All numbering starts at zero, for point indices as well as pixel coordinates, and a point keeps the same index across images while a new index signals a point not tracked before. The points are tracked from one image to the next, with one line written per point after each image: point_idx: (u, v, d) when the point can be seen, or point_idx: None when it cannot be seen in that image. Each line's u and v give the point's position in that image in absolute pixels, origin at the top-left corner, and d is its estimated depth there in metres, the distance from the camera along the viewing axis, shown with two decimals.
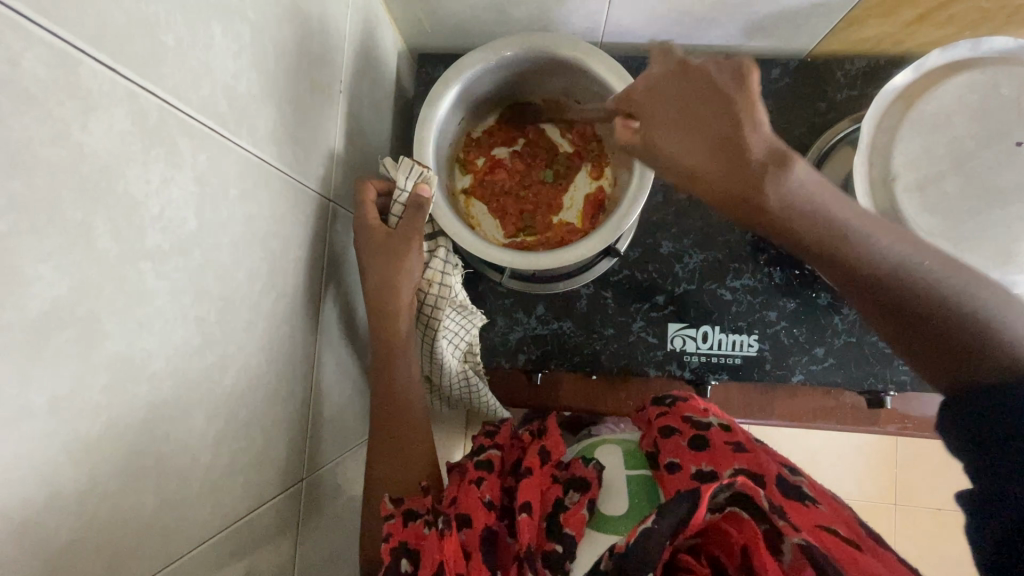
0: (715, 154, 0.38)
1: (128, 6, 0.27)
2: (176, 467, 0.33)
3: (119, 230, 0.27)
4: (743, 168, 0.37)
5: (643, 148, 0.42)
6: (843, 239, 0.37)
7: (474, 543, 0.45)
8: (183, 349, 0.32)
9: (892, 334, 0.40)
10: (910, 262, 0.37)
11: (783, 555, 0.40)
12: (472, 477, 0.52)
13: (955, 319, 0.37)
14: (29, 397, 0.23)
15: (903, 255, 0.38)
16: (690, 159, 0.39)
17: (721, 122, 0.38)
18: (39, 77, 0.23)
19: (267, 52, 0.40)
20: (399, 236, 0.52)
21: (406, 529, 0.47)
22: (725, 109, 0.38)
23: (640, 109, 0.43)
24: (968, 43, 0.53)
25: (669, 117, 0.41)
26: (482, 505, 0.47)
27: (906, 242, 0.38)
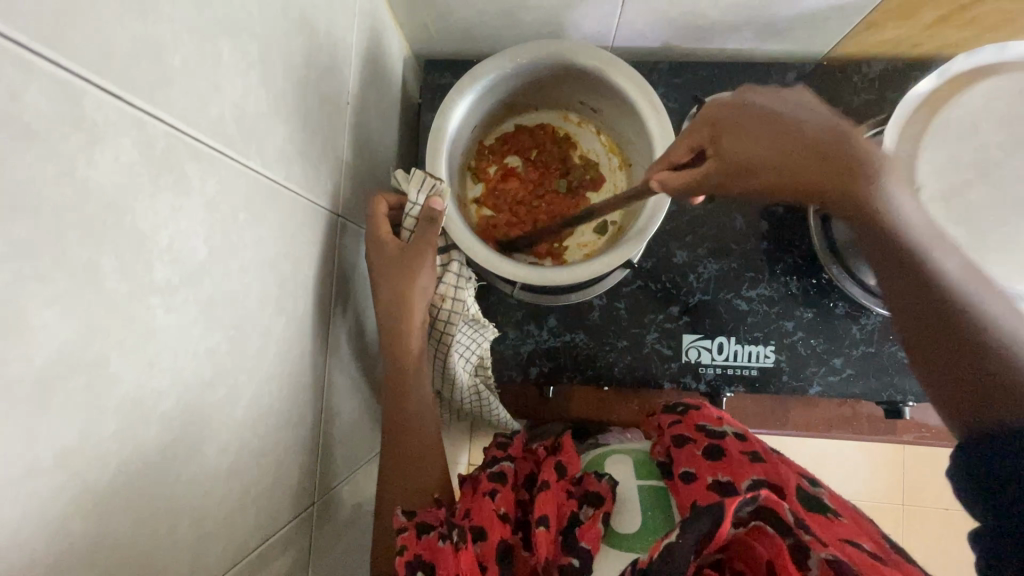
0: (830, 147, 0.43)
1: (133, 27, 0.25)
2: (188, 506, 0.31)
3: (128, 267, 0.26)
4: (853, 162, 0.43)
5: (756, 142, 0.44)
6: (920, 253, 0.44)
7: (491, 557, 0.43)
8: (194, 382, 0.31)
9: (933, 370, 0.43)
10: (979, 306, 0.41)
11: (810, 569, 0.39)
12: (485, 489, 0.50)
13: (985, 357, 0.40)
14: (36, 453, 0.22)
15: (965, 287, 0.42)
16: (823, 145, 0.43)
17: (825, 117, 0.44)
18: (42, 111, 0.21)
19: (276, 68, 0.38)
20: (410, 251, 0.50)
21: (420, 542, 0.45)
22: (826, 119, 0.44)
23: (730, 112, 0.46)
24: (992, 48, 0.51)
25: (780, 119, 0.44)
26: (497, 518, 0.46)
27: (976, 281, 0.43)
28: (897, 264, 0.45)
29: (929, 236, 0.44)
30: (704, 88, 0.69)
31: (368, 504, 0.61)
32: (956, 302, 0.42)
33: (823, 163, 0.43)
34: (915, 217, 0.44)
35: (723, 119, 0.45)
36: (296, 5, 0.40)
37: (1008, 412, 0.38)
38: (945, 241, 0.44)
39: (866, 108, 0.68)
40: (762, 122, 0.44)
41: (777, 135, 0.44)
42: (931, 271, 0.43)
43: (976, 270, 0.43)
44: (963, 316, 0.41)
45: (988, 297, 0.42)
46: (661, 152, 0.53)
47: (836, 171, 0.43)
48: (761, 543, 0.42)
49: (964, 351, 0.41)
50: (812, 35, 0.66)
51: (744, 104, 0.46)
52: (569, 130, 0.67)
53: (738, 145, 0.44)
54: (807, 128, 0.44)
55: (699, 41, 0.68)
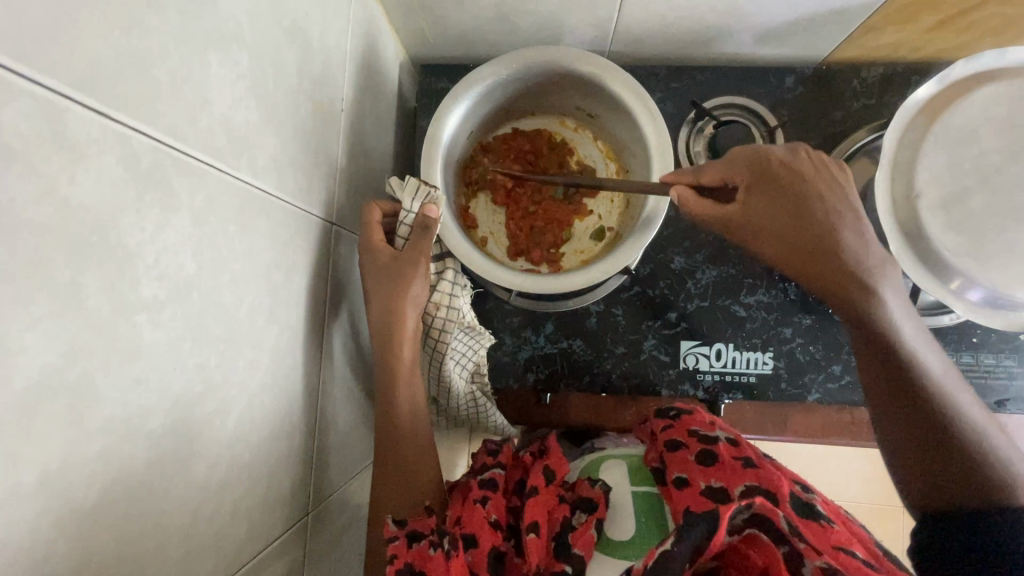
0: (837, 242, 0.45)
1: (118, 42, 0.25)
2: (176, 523, 0.31)
3: (112, 285, 0.25)
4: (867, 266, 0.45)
5: (778, 206, 0.46)
6: (905, 350, 0.45)
7: (482, 563, 0.43)
8: (182, 398, 0.31)
9: (905, 456, 0.45)
10: (955, 400, 0.44)
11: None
12: (477, 495, 0.50)
13: (962, 451, 0.43)
14: (18, 476, 0.22)
15: (945, 383, 0.45)
16: (834, 227, 0.45)
17: (846, 203, 0.47)
18: (22, 131, 0.21)
19: (267, 78, 0.38)
20: (402, 262, 0.50)
21: (411, 550, 0.45)
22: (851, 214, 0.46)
23: (768, 179, 0.47)
24: (992, 53, 0.51)
25: (811, 188, 0.46)
26: (488, 525, 0.45)
27: (949, 374, 0.46)
28: (881, 357, 0.46)
29: (919, 338, 0.46)
30: (702, 92, 0.69)
31: (364, 511, 0.61)
32: (935, 403, 0.44)
33: (824, 243, 0.45)
34: (904, 316, 0.46)
35: (763, 170, 0.47)
36: (287, 14, 0.40)
37: (980, 500, 0.41)
38: (925, 337, 0.47)
39: (865, 112, 0.68)
40: (793, 185, 0.47)
41: (798, 205, 0.46)
42: (913, 363, 0.45)
43: (946, 363, 0.46)
44: (940, 415, 0.44)
45: (962, 399, 0.45)
46: (659, 160, 0.53)
47: (835, 254, 0.45)
48: (755, 552, 0.42)
49: (936, 447, 0.43)
50: (811, 40, 0.65)
51: (790, 173, 0.47)
52: (566, 136, 0.67)
53: (762, 203, 0.47)
54: (828, 207, 0.46)
55: (697, 45, 0.67)
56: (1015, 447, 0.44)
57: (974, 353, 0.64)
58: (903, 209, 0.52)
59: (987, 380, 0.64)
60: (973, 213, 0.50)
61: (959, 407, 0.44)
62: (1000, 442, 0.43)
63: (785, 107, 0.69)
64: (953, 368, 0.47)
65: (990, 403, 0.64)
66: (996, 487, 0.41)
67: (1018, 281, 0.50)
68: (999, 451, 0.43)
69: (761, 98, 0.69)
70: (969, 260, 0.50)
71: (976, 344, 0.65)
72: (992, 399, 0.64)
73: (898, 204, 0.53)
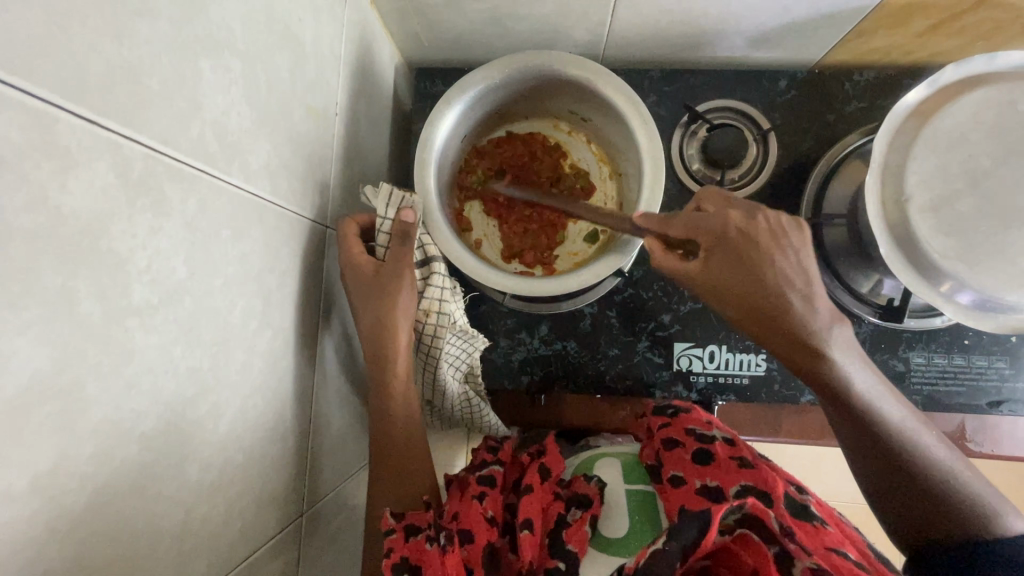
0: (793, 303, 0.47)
1: (109, 52, 0.25)
2: (169, 524, 0.31)
3: (104, 291, 0.26)
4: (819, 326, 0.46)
5: (735, 270, 0.47)
6: (860, 397, 0.46)
7: (476, 559, 0.44)
8: (175, 401, 0.31)
9: (881, 494, 0.46)
10: (914, 436, 0.46)
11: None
12: (473, 491, 0.50)
13: (931, 485, 0.44)
14: (10, 480, 0.22)
15: (903, 422, 0.46)
16: (789, 291, 0.47)
17: (800, 266, 0.48)
18: (13, 141, 0.21)
19: (260, 84, 0.38)
20: (389, 270, 0.50)
21: (408, 543, 0.45)
22: (805, 275, 0.47)
23: (726, 242, 0.47)
24: (982, 58, 0.51)
25: (767, 251, 0.47)
26: (484, 521, 0.46)
27: (905, 412, 0.47)
28: (838, 406, 0.47)
29: (870, 383, 0.47)
30: (696, 95, 0.70)
31: (358, 513, 0.62)
32: (897, 444, 0.45)
33: (779, 307, 0.47)
34: (856, 369, 0.47)
35: (724, 234, 0.47)
36: (279, 20, 0.40)
37: (956, 530, 0.42)
38: (880, 383, 0.48)
39: (858, 116, 0.68)
40: (749, 248, 0.47)
41: (754, 270, 0.47)
42: (870, 409, 0.46)
43: (902, 402, 0.48)
44: (903, 454, 0.45)
45: (925, 437, 0.46)
46: (651, 162, 0.53)
47: (788, 317, 0.46)
48: (747, 552, 0.42)
49: (906, 484, 0.45)
50: (804, 44, 0.66)
51: (746, 237, 0.47)
52: (560, 139, 0.67)
53: (720, 266, 0.47)
54: (783, 271, 0.47)
55: (691, 49, 0.68)
56: (982, 476, 0.45)
57: (966, 355, 0.65)
58: (893, 212, 0.53)
59: (978, 381, 0.64)
60: (962, 217, 0.51)
61: (924, 448, 0.45)
62: (967, 475, 0.44)
63: (778, 111, 0.69)
64: (911, 407, 0.48)
65: (982, 404, 0.64)
66: (971, 517, 0.42)
67: (1009, 284, 0.50)
68: (967, 485, 0.44)
69: (754, 101, 0.69)
70: (957, 264, 0.50)
71: (967, 346, 0.65)
72: (983, 400, 0.64)
73: (888, 207, 0.53)
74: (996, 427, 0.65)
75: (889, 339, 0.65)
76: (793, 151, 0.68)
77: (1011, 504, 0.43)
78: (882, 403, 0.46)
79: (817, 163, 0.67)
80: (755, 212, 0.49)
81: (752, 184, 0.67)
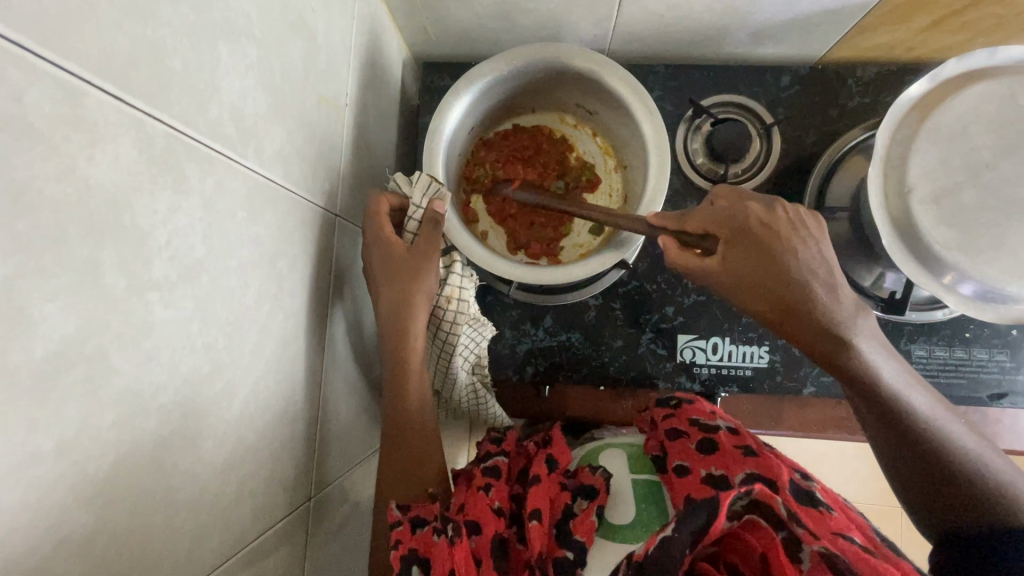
0: (820, 295, 0.46)
1: (133, 30, 0.26)
2: (185, 498, 0.32)
3: (126, 263, 0.26)
4: (847, 320, 0.45)
5: (758, 262, 0.47)
6: (890, 393, 0.45)
7: (485, 549, 0.44)
8: (191, 377, 0.32)
9: (912, 484, 0.47)
10: (943, 428, 0.46)
11: (802, 562, 0.40)
12: (479, 483, 0.50)
13: (962, 476, 0.44)
14: (37, 443, 0.23)
15: (933, 415, 0.46)
16: (813, 281, 0.46)
17: (822, 257, 0.47)
18: (45, 112, 0.22)
19: (274, 71, 0.39)
20: (419, 252, 0.52)
21: (414, 536, 0.46)
22: (829, 266, 0.46)
23: (749, 237, 0.47)
24: (985, 51, 0.51)
25: (788, 242, 0.47)
26: (492, 512, 0.46)
27: (933, 403, 0.47)
28: (869, 401, 0.46)
29: (899, 376, 0.46)
30: (700, 90, 0.70)
31: (365, 501, 0.62)
32: (927, 437, 0.45)
33: (806, 298, 0.45)
34: (885, 362, 0.46)
35: (744, 227, 0.48)
36: (294, 9, 0.41)
37: (989, 518, 0.43)
38: (905, 372, 0.47)
39: (860, 111, 0.69)
40: (770, 240, 0.47)
41: (777, 261, 0.46)
42: (899, 404, 0.45)
43: (929, 394, 0.47)
44: (935, 447, 0.45)
45: (952, 425, 0.46)
46: (656, 153, 0.54)
47: (815, 307, 0.45)
48: (754, 536, 0.43)
49: (937, 475, 0.45)
50: (807, 39, 0.67)
51: (769, 227, 0.47)
52: (566, 132, 0.68)
53: (742, 259, 0.47)
54: (807, 261, 0.46)
55: (696, 44, 0.69)
56: (1006, 457, 0.46)
57: (967, 348, 0.65)
58: (895, 204, 0.54)
59: (979, 374, 0.65)
60: (963, 209, 0.51)
61: (952, 435, 0.45)
62: (994, 460, 0.45)
63: (781, 106, 0.70)
64: (933, 393, 0.48)
65: (983, 397, 0.65)
66: (1003, 506, 0.43)
67: (1010, 275, 0.50)
68: (998, 474, 0.44)
69: (758, 97, 0.70)
70: (959, 255, 0.51)
71: (968, 339, 0.65)
72: (985, 392, 0.65)
73: (891, 198, 0.54)
74: (998, 419, 0.65)
75: (890, 331, 0.66)
76: (796, 146, 0.69)
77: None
78: (911, 397, 0.46)
79: (820, 157, 0.68)
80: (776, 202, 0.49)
81: (755, 177, 0.68)
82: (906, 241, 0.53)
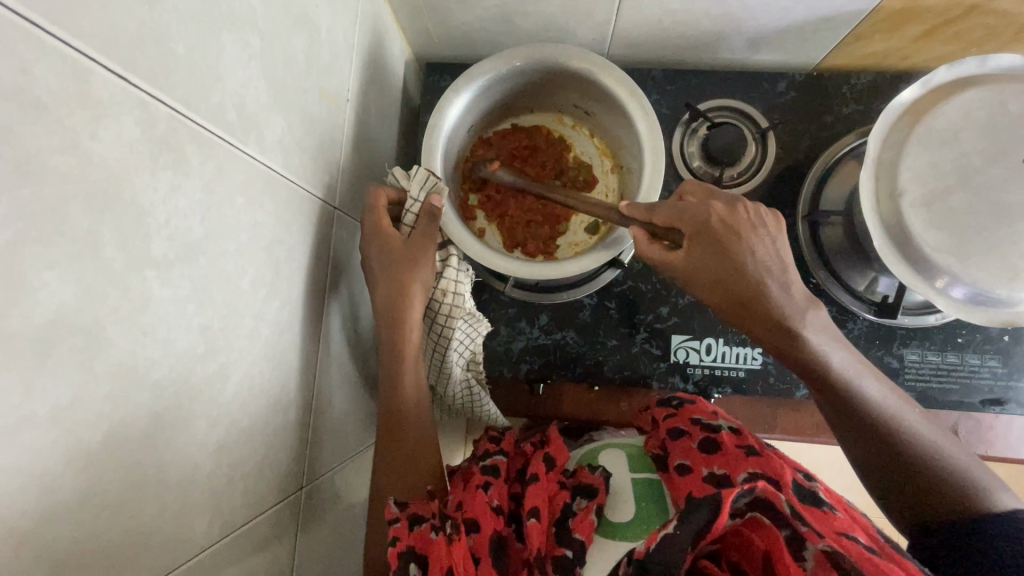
0: (773, 291, 0.47)
1: (139, 13, 0.27)
2: (175, 476, 0.32)
3: (126, 238, 0.27)
4: (796, 313, 0.47)
5: (715, 257, 0.48)
6: (843, 381, 0.47)
7: (483, 548, 0.43)
8: (186, 356, 0.32)
9: (876, 477, 0.47)
10: (899, 418, 0.47)
11: (806, 561, 0.37)
12: (478, 481, 0.51)
13: (923, 466, 0.45)
14: (32, 407, 0.23)
15: (887, 405, 0.47)
16: (768, 278, 0.48)
17: (778, 254, 0.49)
18: (51, 87, 0.23)
19: (276, 63, 0.40)
20: (416, 246, 0.52)
21: (412, 533, 0.44)
22: (783, 265, 0.48)
23: (711, 232, 0.48)
24: (974, 60, 0.53)
25: (747, 241, 0.48)
26: (490, 510, 0.46)
27: (890, 395, 0.48)
28: (824, 388, 0.48)
29: (853, 367, 0.48)
30: (696, 95, 0.71)
31: (357, 497, 0.62)
32: (885, 426, 0.46)
33: (760, 293, 0.47)
34: (834, 351, 0.48)
35: (706, 222, 0.48)
36: (298, 4, 0.42)
37: (950, 507, 0.43)
38: (860, 364, 0.49)
39: (855, 118, 0.70)
40: (730, 237, 0.48)
41: (736, 258, 0.48)
42: (852, 393, 0.47)
43: (885, 385, 0.49)
44: (892, 436, 0.46)
45: (908, 416, 0.47)
46: (651, 151, 0.55)
47: (769, 304, 0.47)
48: (757, 535, 0.40)
49: (898, 465, 0.45)
50: (803, 47, 0.68)
51: (731, 224, 0.48)
52: (563, 133, 0.69)
53: (701, 254, 0.48)
54: (763, 259, 0.48)
55: (694, 50, 0.70)
56: (969, 453, 0.46)
57: (959, 353, 0.66)
58: (887, 207, 0.54)
59: (971, 380, 0.65)
60: (953, 213, 0.52)
61: (911, 427, 0.47)
62: (948, 449, 0.46)
63: (777, 111, 0.71)
64: (894, 387, 0.49)
65: (975, 402, 0.65)
66: (964, 495, 0.43)
67: (999, 278, 0.51)
68: (958, 465, 0.45)
69: (754, 102, 0.71)
70: (948, 257, 0.51)
71: (961, 344, 0.66)
72: (977, 397, 0.65)
73: (882, 202, 0.54)
74: (990, 427, 0.65)
75: (883, 335, 0.66)
76: (791, 151, 0.70)
77: (997, 478, 0.45)
78: (864, 387, 0.48)
79: (814, 163, 0.69)
80: (735, 202, 0.50)
81: (750, 182, 0.69)
82: (900, 244, 0.53)
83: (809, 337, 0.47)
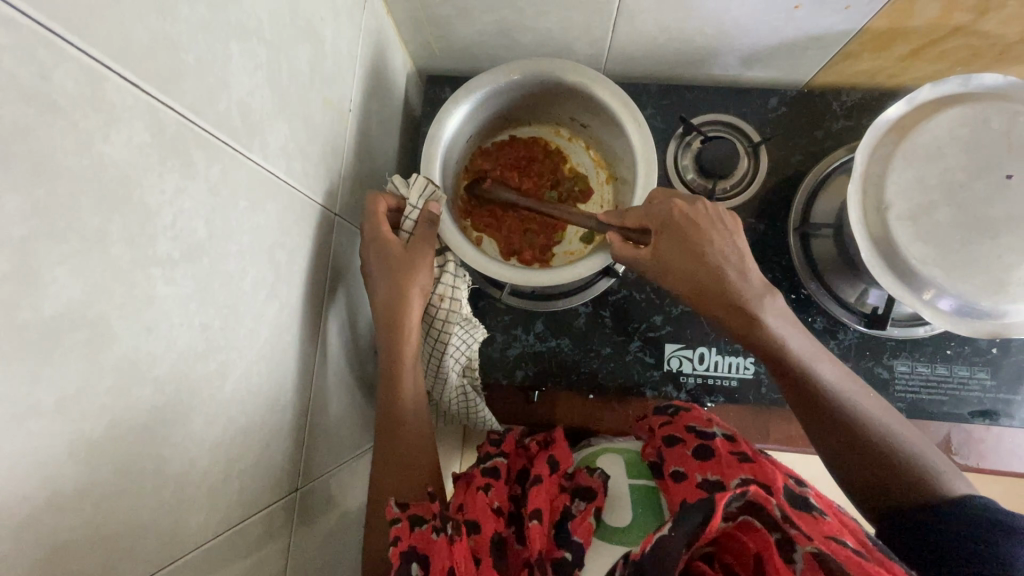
0: (731, 280, 0.49)
1: (153, 24, 0.28)
2: (173, 471, 0.33)
3: (133, 238, 0.28)
4: (755, 300, 0.48)
5: (682, 250, 0.49)
6: (803, 367, 0.48)
7: (484, 549, 0.44)
8: (187, 353, 0.33)
9: (838, 462, 0.47)
10: (858, 404, 0.48)
11: (796, 563, 0.38)
12: (479, 484, 0.51)
13: (882, 453, 0.46)
14: (39, 397, 0.24)
15: (846, 391, 0.48)
16: (727, 268, 0.49)
17: (735, 244, 0.50)
18: (68, 92, 0.24)
19: (282, 72, 0.41)
20: (415, 250, 0.54)
21: (414, 533, 0.45)
22: (740, 254, 0.50)
23: (671, 227, 0.50)
24: (958, 79, 0.54)
25: (706, 233, 0.50)
26: (491, 512, 0.47)
27: (849, 382, 0.49)
28: (787, 374, 0.48)
29: (813, 354, 0.49)
30: (690, 109, 0.73)
31: (350, 503, 0.62)
32: (845, 413, 0.47)
33: (722, 283, 0.49)
34: (793, 336, 0.49)
35: (670, 217, 0.51)
36: (304, 16, 0.44)
37: (907, 492, 0.44)
38: (821, 353, 0.50)
39: (845, 133, 0.71)
40: (693, 230, 0.50)
41: (696, 249, 0.49)
42: (813, 379, 0.48)
43: (844, 373, 0.50)
44: (852, 423, 0.47)
45: (867, 403, 0.48)
46: (643, 163, 0.56)
47: (728, 292, 0.48)
48: (749, 538, 0.41)
49: (859, 451, 0.46)
50: (794, 65, 0.70)
51: (693, 218, 0.50)
52: (560, 145, 0.71)
53: (668, 247, 0.50)
54: (721, 250, 0.50)
55: (689, 66, 0.71)
56: (926, 440, 0.47)
57: (948, 365, 0.67)
58: (874, 220, 0.55)
59: (960, 391, 0.66)
60: (938, 226, 0.53)
61: (870, 414, 0.47)
62: (905, 435, 0.47)
63: (769, 126, 0.73)
64: (855, 375, 0.50)
65: (963, 414, 0.66)
66: (921, 481, 0.44)
67: (984, 290, 0.52)
68: (915, 451, 0.46)
69: (747, 117, 0.73)
70: (934, 269, 0.52)
71: (950, 356, 0.67)
72: (966, 409, 0.66)
73: (869, 213, 0.56)
74: (981, 439, 0.66)
75: (873, 346, 0.67)
76: (782, 165, 0.72)
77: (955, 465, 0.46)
78: (825, 375, 0.48)
79: (806, 176, 0.70)
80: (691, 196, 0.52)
81: (743, 194, 0.71)
82: (888, 254, 0.54)
83: (768, 323, 0.48)
